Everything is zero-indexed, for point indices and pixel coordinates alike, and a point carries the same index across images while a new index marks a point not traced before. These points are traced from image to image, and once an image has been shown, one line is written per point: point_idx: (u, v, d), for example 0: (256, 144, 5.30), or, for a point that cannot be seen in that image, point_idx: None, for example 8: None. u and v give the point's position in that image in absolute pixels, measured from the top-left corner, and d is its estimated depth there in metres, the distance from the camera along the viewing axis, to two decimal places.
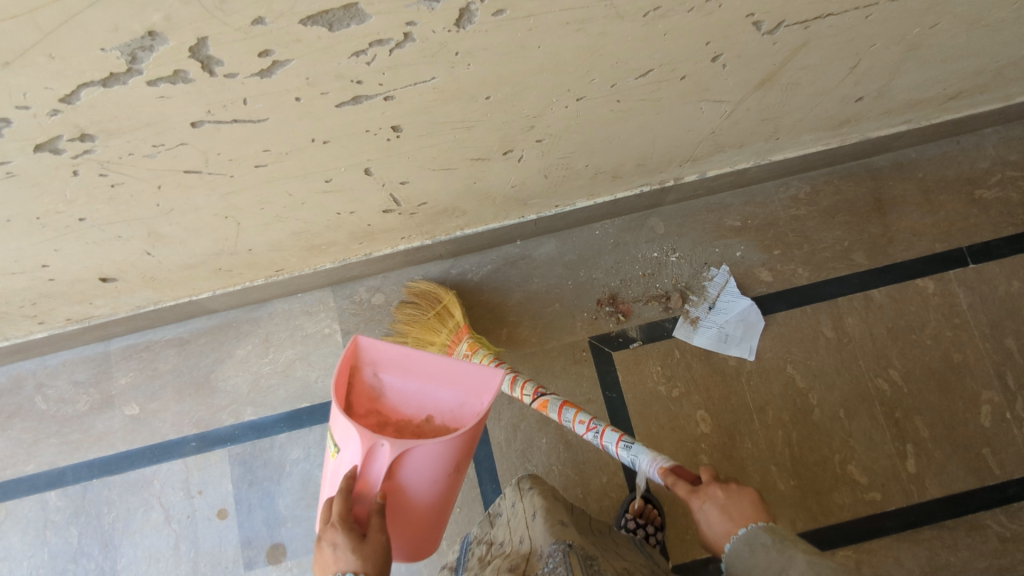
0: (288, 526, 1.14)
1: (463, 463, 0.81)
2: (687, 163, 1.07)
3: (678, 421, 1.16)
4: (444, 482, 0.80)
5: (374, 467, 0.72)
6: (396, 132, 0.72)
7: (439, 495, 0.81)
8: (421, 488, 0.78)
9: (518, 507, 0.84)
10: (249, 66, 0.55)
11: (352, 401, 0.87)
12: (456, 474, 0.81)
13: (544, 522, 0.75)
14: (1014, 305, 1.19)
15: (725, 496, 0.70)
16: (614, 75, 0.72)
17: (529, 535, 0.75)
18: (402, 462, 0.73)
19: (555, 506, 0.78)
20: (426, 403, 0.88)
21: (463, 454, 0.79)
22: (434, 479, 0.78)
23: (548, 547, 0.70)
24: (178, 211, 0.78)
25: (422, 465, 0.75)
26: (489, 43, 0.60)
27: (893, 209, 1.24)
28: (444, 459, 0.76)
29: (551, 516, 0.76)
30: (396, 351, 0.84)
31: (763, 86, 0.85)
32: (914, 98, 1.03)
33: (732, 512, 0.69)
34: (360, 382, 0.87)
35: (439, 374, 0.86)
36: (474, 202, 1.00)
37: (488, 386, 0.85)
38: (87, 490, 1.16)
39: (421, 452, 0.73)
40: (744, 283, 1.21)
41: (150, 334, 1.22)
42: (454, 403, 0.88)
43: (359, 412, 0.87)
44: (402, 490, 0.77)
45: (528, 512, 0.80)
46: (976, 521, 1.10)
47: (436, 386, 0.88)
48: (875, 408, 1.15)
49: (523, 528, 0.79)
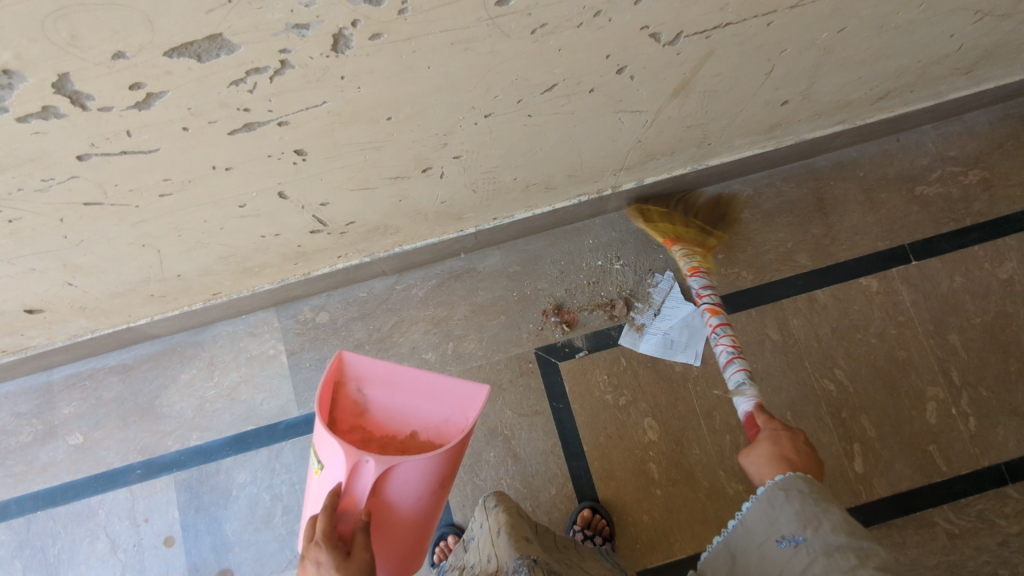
0: (235, 551, 1.13)
1: (449, 478, 0.79)
2: (621, 171, 1.07)
3: (626, 429, 1.15)
4: (430, 498, 0.77)
5: (359, 484, 0.69)
6: (302, 155, 0.72)
7: (425, 510, 0.79)
8: (406, 503, 0.75)
9: (484, 525, 0.81)
10: (122, 99, 0.54)
11: (336, 417, 0.85)
12: (441, 490, 0.79)
13: (508, 539, 0.73)
14: (957, 300, 1.19)
15: (803, 442, 0.79)
16: (517, 90, 0.72)
17: (496, 554, 0.72)
18: (387, 479, 0.70)
19: (520, 523, 0.76)
20: (412, 419, 0.87)
21: (449, 469, 0.77)
22: (419, 494, 0.75)
23: (513, 564, 0.68)
24: (90, 241, 0.78)
25: (407, 482, 0.72)
26: (375, 65, 0.60)
27: (835, 208, 1.24)
28: (429, 475, 0.73)
29: (516, 533, 0.73)
30: (381, 369, 0.82)
31: (678, 94, 0.85)
32: (843, 99, 1.03)
33: (801, 452, 0.77)
34: (344, 399, 0.85)
35: (423, 391, 0.84)
36: (406, 218, 0.99)
37: (473, 402, 0.83)
38: (31, 523, 1.14)
39: (407, 468, 0.70)
40: (688, 288, 1.21)
41: (94, 361, 1.21)
42: (439, 419, 0.86)
43: (342, 428, 0.86)
44: (387, 505, 0.74)
45: (493, 529, 0.78)
46: (923, 518, 1.09)
47: (421, 403, 0.86)
48: (822, 408, 1.15)
49: (490, 546, 0.76)
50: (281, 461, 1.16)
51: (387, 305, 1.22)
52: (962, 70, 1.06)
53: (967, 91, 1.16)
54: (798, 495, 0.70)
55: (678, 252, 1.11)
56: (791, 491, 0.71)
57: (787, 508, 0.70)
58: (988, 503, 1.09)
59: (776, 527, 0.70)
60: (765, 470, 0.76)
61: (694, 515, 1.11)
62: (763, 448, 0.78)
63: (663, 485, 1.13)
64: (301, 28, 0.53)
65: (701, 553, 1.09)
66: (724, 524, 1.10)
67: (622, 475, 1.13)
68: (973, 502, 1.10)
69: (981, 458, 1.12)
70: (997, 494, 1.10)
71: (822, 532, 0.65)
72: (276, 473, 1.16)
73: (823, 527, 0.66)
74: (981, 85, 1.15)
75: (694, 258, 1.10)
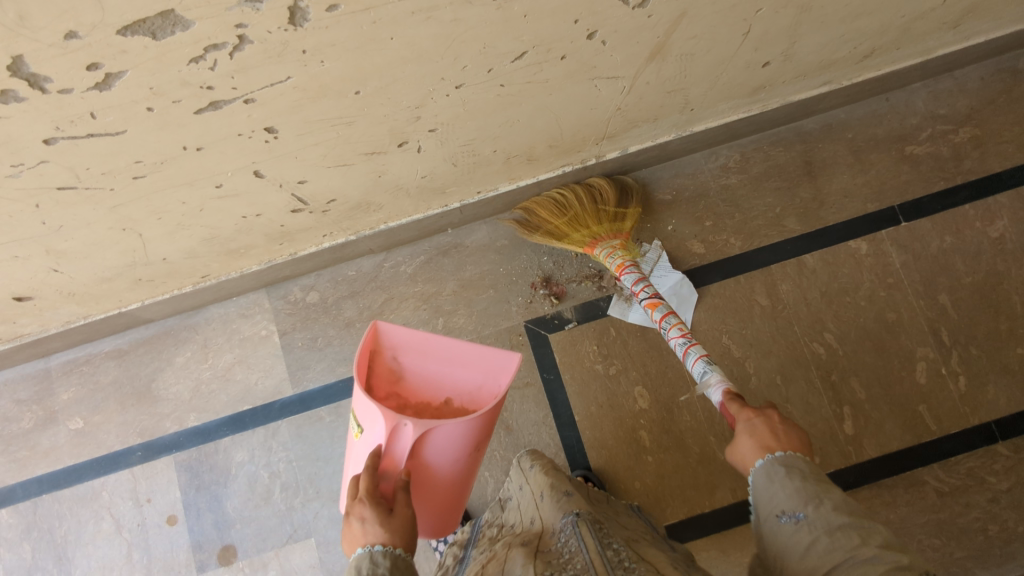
0: (237, 528, 1.15)
1: (485, 442, 0.79)
2: (604, 141, 1.06)
3: (617, 398, 1.16)
4: (466, 460, 0.78)
5: (398, 446, 0.70)
6: (272, 133, 0.72)
7: (462, 472, 0.80)
8: (443, 466, 0.76)
9: (525, 488, 0.82)
10: (81, 80, 0.55)
11: (372, 385, 0.86)
12: (477, 453, 0.80)
13: (552, 501, 0.73)
14: (947, 260, 1.18)
15: (780, 422, 0.71)
16: (486, 59, 0.71)
17: (540, 514, 0.73)
18: (426, 441, 0.71)
19: (561, 481, 0.77)
20: (447, 385, 0.88)
21: (484, 433, 0.77)
22: (457, 456, 0.76)
23: (559, 521, 0.69)
24: (69, 226, 0.78)
25: (445, 444, 0.73)
26: (336, 38, 0.60)
27: (824, 171, 1.22)
28: (466, 437, 0.73)
29: (557, 492, 0.75)
30: (415, 337, 0.82)
31: (654, 59, 0.84)
32: (826, 59, 1.02)
33: (782, 433, 0.70)
34: (379, 367, 0.86)
35: (457, 357, 0.84)
36: (388, 194, 0.99)
37: (506, 368, 0.83)
38: (38, 506, 1.17)
39: (444, 430, 0.70)
40: (676, 257, 1.21)
41: (90, 347, 1.22)
42: (472, 385, 0.86)
43: (379, 394, 0.87)
44: (425, 467, 0.75)
45: (535, 491, 0.78)
46: (914, 478, 1.10)
47: (455, 370, 0.86)
48: (812, 371, 1.15)
49: (532, 509, 0.77)
50: (277, 440, 1.18)
51: (376, 283, 1.22)
52: (949, 24, 1.04)
53: (957, 46, 1.14)
54: (800, 472, 0.64)
55: (601, 255, 1.09)
56: (793, 467, 0.65)
57: (788, 485, 0.63)
58: (978, 461, 1.10)
59: (769, 508, 0.64)
60: (748, 461, 0.69)
61: (686, 480, 1.12)
62: (743, 444, 0.70)
63: (654, 452, 1.13)
64: (254, 1, 0.53)
65: (692, 517, 1.11)
66: (715, 488, 1.11)
67: (613, 443, 1.14)
68: (963, 460, 1.10)
69: (971, 416, 1.12)
70: (988, 451, 1.10)
71: (825, 509, 0.60)
72: (272, 451, 1.17)
73: (824, 504, 0.60)
74: (970, 40, 1.13)
75: (618, 252, 1.09)
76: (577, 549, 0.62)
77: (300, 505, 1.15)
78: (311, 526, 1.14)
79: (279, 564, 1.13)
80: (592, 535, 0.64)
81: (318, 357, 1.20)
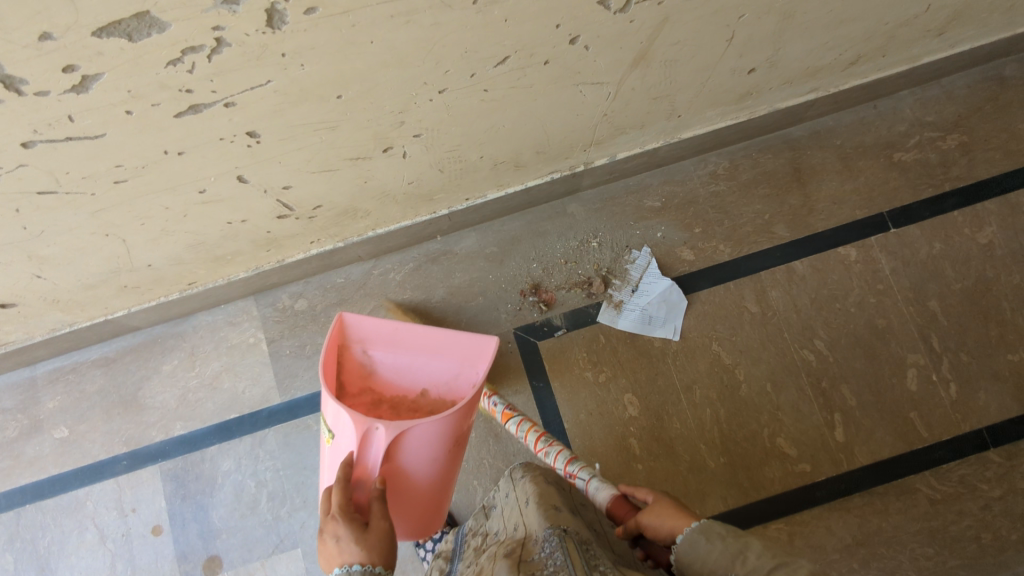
0: (223, 538, 1.14)
1: (462, 437, 0.78)
2: (592, 147, 1.06)
3: (607, 406, 1.15)
4: (444, 460, 0.77)
5: (371, 453, 0.69)
6: (255, 137, 0.71)
7: (442, 472, 0.79)
8: (421, 468, 0.75)
9: (510, 496, 0.81)
10: (57, 83, 0.55)
11: (344, 381, 0.86)
12: (455, 450, 0.79)
13: (538, 509, 0.72)
14: (936, 267, 1.18)
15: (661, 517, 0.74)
16: (468, 64, 0.71)
17: (524, 522, 0.73)
18: (399, 445, 0.70)
19: (548, 491, 0.76)
20: (421, 377, 0.87)
21: (461, 428, 0.76)
22: (434, 455, 0.75)
23: (542, 531, 0.68)
24: (50, 232, 0.78)
25: (420, 446, 0.72)
26: (316, 41, 0.60)
27: (813, 178, 1.23)
28: (441, 436, 0.73)
29: (544, 502, 0.73)
30: (384, 328, 0.82)
31: (638, 65, 0.84)
32: (812, 66, 1.02)
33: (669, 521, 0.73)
34: (350, 362, 0.85)
35: (429, 345, 0.83)
36: (375, 201, 0.99)
37: (480, 355, 0.82)
38: (20, 516, 1.16)
39: (418, 431, 0.69)
40: (665, 264, 1.20)
41: (76, 355, 1.21)
42: (448, 374, 0.85)
43: (351, 391, 0.86)
44: (401, 472, 0.74)
45: (520, 499, 0.77)
46: (905, 485, 1.09)
47: (428, 360, 0.85)
48: (802, 378, 1.15)
49: (517, 515, 0.76)
50: (264, 448, 1.17)
51: (365, 290, 1.21)
52: (934, 31, 1.05)
53: (943, 54, 1.14)
54: (717, 531, 0.67)
55: None
56: (711, 530, 0.68)
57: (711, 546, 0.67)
58: (969, 468, 1.09)
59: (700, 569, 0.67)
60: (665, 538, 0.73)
61: (676, 488, 1.11)
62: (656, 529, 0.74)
63: (643, 460, 1.12)
64: (231, 3, 0.53)
65: None
66: (706, 497, 1.10)
67: (604, 451, 1.13)
68: (954, 468, 1.09)
69: (962, 423, 1.11)
70: (979, 459, 1.10)
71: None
72: (260, 460, 1.16)
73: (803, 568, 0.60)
74: (956, 47, 1.14)
75: None
76: (562, 563, 0.61)
77: (286, 514, 1.14)
78: (297, 536, 1.13)
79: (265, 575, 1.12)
80: (577, 552, 0.63)
81: (306, 365, 1.20)
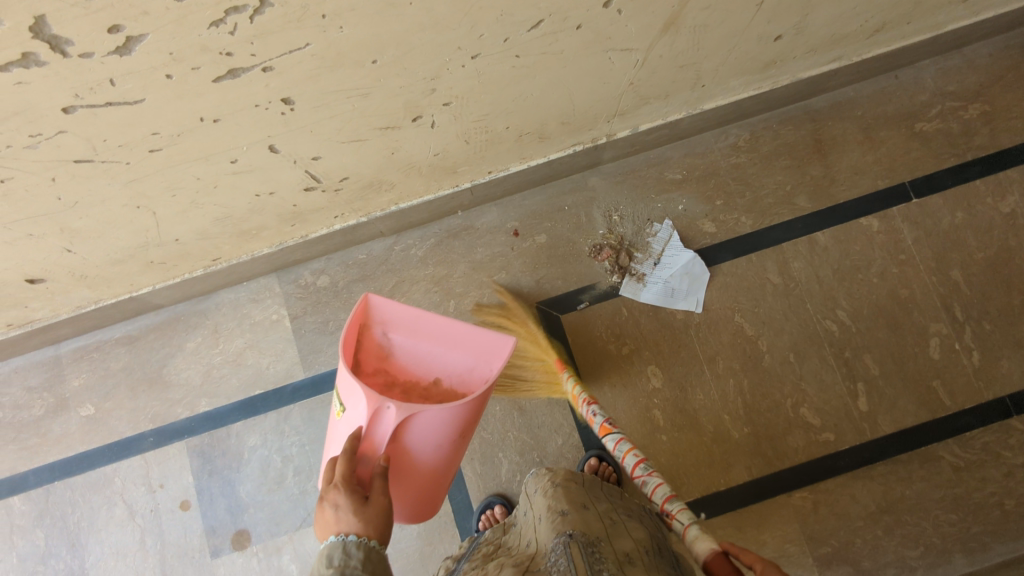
0: (250, 512, 1.15)
1: (469, 429, 0.79)
2: (615, 118, 1.06)
3: (630, 378, 1.15)
4: (449, 448, 0.78)
5: (380, 429, 0.70)
6: (289, 104, 0.71)
7: (444, 459, 0.79)
8: (424, 451, 0.76)
9: (529, 512, 0.81)
10: (103, 44, 0.55)
11: (360, 359, 0.86)
12: (461, 440, 0.79)
13: (549, 519, 0.71)
14: (958, 237, 1.18)
15: None
16: (502, 28, 0.71)
17: (536, 537, 0.72)
18: (408, 424, 0.70)
19: (559, 501, 0.74)
20: (436, 366, 0.87)
21: (469, 419, 0.77)
22: (440, 441, 0.75)
23: (551, 541, 0.67)
24: (84, 203, 0.78)
25: (427, 429, 0.72)
26: (357, 2, 0.60)
27: (834, 149, 1.22)
28: (449, 423, 0.73)
29: (554, 511, 0.72)
30: (407, 314, 0.83)
31: (668, 30, 0.84)
32: (837, 33, 1.01)
33: None
34: (369, 341, 0.86)
35: (449, 335, 0.84)
36: (400, 173, 0.99)
37: (497, 351, 0.82)
38: (49, 493, 1.17)
39: (428, 415, 0.70)
40: (687, 236, 1.20)
41: (99, 334, 1.22)
42: (463, 366, 0.86)
43: (367, 370, 0.86)
44: (406, 452, 0.75)
45: (535, 514, 0.76)
46: (929, 453, 1.10)
47: (447, 351, 0.86)
48: (825, 349, 1.15)
49: (531, 531, 0.76)
50: (290, 424, 1.17)
51: (387, 265, 1.21)
52: None
53: (967, 21, 1.14)
54: None
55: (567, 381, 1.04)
56: None
57: None
58: (993, 435, 1.10)
59: None
60: None
61: (700, 457, 1.12)
62: None
63: (667, 431, 1.13)
64: None
65: (706, 495, 1.10)
66: (730, 467, 1.11)
67: (628, 423, 1.14)
68: (978, 435, 1.10)
69: (984, 391, 1.12)
70: (1002, 426, 1.10)
71: None
72: (286, 435, 1.17)
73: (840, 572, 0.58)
74: (980, 14, 1.13)
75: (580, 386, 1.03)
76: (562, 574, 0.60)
77: (313, 489, 1.15)
78: None
79: (294, 548, 1.13)
80: (582, 557, 0.62)
81: (330, 341, 1.20)
